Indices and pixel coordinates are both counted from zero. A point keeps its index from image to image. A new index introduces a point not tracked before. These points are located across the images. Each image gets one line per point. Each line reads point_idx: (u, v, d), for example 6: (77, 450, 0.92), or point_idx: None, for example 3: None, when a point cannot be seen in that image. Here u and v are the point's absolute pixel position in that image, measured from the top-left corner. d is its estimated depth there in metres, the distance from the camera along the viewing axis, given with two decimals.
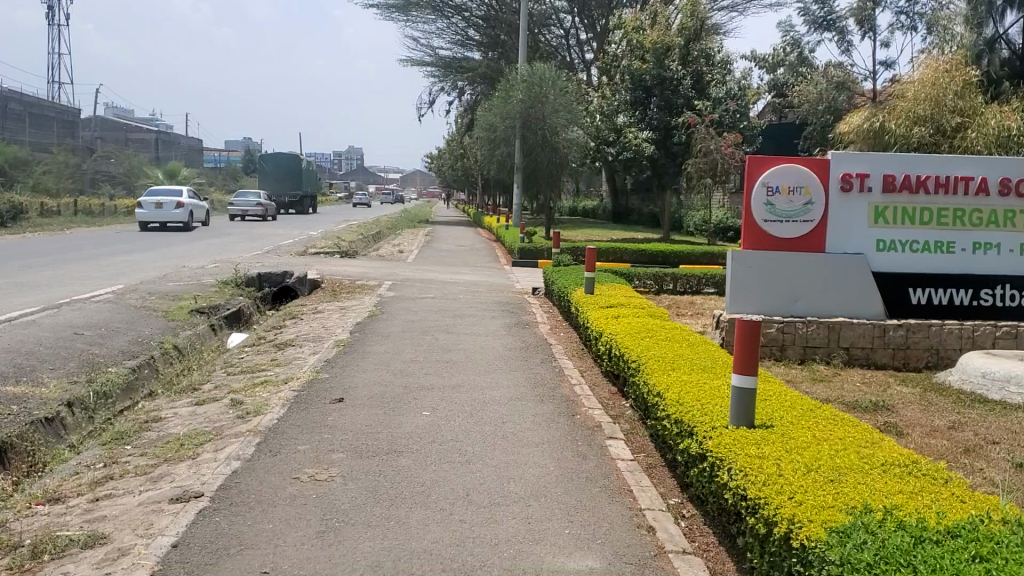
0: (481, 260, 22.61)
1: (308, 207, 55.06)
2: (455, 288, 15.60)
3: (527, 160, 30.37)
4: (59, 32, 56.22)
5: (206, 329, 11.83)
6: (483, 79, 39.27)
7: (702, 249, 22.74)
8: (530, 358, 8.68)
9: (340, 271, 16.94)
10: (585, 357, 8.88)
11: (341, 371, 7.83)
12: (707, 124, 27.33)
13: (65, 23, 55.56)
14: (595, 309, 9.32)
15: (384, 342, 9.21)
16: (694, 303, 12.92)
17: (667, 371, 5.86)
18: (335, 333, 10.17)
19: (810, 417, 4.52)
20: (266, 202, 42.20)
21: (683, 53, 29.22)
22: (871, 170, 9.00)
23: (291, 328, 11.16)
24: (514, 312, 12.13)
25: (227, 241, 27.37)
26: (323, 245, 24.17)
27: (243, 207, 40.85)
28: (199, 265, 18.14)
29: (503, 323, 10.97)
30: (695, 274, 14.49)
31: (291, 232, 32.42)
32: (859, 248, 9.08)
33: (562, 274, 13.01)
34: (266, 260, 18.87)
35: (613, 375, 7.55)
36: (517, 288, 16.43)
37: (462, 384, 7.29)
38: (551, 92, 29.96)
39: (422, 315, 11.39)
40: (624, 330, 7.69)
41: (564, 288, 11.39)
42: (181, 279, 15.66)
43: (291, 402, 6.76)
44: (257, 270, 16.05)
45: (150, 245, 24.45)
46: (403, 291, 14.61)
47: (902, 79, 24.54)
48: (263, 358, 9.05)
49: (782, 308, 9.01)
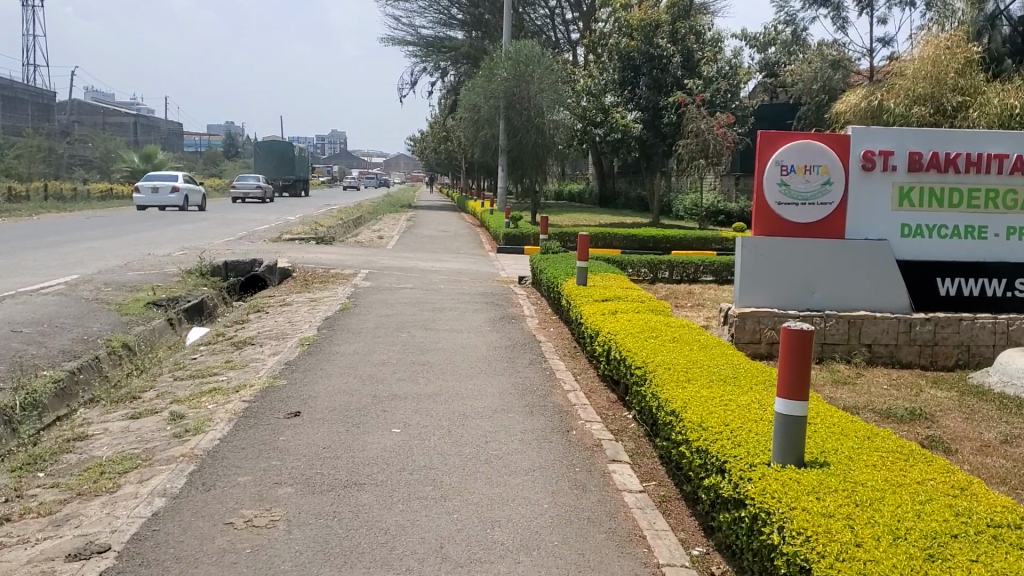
0: (465, 246, 21.65)
1: (301, 190, 54.25)
2: (437, 277, 14.66)
3: (512, 143, 28.86)
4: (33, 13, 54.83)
5: (164, 324, 10.85)
6: (466, 59, 38.26)
7: (693, 234, 21.86)
8: (517, 359, 7.75)
9: (314, 259, 15.96)
10: (578, 357, 7.95)
11: (303, 376, 6.89)
12: (697, 104, 26.41)
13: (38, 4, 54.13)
14: (591, 303, 8.40)
15: (354, 341, 8.25)
16: (693, 292, 12.00)
17: (681, 382, 4.93)
18: (301, 329, 9.19)
19: (870, 450, 3.58)
20: (265, 183, 43.10)
21: (672, 30, 28.23)
22: (895, 146, 8.05)
23: (254, 323, 10.18)
24: (499, 304, 11.18)
25: (199, 227, 26.24)
26: (298, 230, 23.15)
27: (242, 189, 41.36)
28: (165, 252, 17.16)
29: (487, 317, 10.01)
30: (692, 261, 13.58)
31: (267, 217, 31.32)
32: (881, 234, 8.16)
33: (550, 262, 12.08)
34: (236, 248, 17.84)
35: (612, 381, 6.62)
36: (503, 276, 15.49)
37: (439, 392, 6.35)
38: (536, 71, 28.38)
39: (399, 308, 10.43)
40: (625, 329, 6.77)
41: (555, 278, 10.44)
42: (142, 268, 14.64)
43: (238, 417, 5.80)
44: (224, 258, 15.04)
45: (117, 231, 23.33)
46: (380, 281, 13.64)
47: (900, 57, 23.61)
48: (218, 359, 8.09)
49: (797, 301, 8.11)
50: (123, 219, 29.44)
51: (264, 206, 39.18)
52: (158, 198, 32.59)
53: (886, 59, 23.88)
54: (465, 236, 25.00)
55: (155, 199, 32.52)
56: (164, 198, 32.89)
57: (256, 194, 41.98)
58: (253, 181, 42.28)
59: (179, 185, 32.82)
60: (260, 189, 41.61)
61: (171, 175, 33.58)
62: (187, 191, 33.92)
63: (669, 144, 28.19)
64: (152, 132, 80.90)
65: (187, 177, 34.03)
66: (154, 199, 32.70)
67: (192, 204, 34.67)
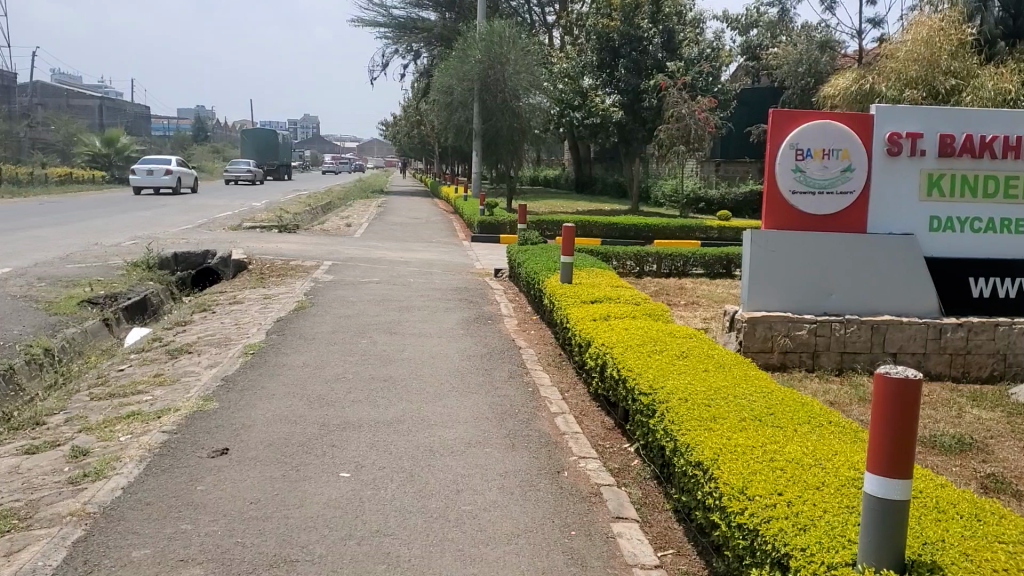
0: (437, 235, 20.52)
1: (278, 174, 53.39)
2: (406, 270, 13.57)
3: (487, 126, 27.50)
4: None
5: (97, 326, 9.64)
6: (439, 41, 37.05)
7: (676, 223, 20.91)
8: (495, 371, 6.69)
9: (273, 250, 14.78)
10: (564, 370, 6.91)
11: (241, 397, 5.80)
12: (679, 87, 25.42)
13: None
14: (578, 306, 7.31)
15: (306, 350, 7.14)
16: (685, 288, 11.01)
17: (704, 420, 3.89)
18: (248, 334, 8.06)
19: (988, 544, 2.59)
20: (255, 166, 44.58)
21: (654, 10, 27.31)
22: (924, 128, 7.04)
23: (197, 325, 9.04)
24: (474, 302, 10.10)
25: (157, 213, 24.88)
26: (262, 217, 21.93)
27: (234, 171, 42.72)
28: (114, 242, 15.89)
29: (459, 318, 8.93)
30: (680, 253, 12.59)
31: (231, 203, 30.03)
32: (907, 227, 7.18)
33: (529, 255, 11.05)
34: (191, 237, 16.62)
35: (608, 403, 5.59)
36: (477, 269, 14.42)
37: (402, 419, 5.29)
38: (512, 52, 26.86)
39: (360, 306, 9.33)
40: (622, 337, 5.74)
41: (536, 273, 9.37)
42: (85, 260, 13.40)
43: (151, 456, 4.71)
44: (173, 249, 13.84)
45: (67, 219, 21.93)
46: (344, 274, 12.52)
47: (891, 39, 22.60)
48: (146, 373, 6.95)
49: (812, 304, 7.14)
50: (78, 205, 27.91)
51: (230, 192, 37.84)
52: (151, 181, 31.35)
53: (875, 41, 22.96)
54: (439, 224, 23.84)
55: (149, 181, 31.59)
56: (157, 181, 31.84)
57: (247, 177, 43.97)
58: (245, 165, 44.10)
59: (174, 167, 31.67)
60: (250, 172, 43.46)
61: (165, 158, 32.68)
62: (181, 173, 33.10)
63: (650, 127, 27.31)
64: (118, 115, 78.65)
65: (180, 160, 33.19)
66: (149, 182, 31.59)
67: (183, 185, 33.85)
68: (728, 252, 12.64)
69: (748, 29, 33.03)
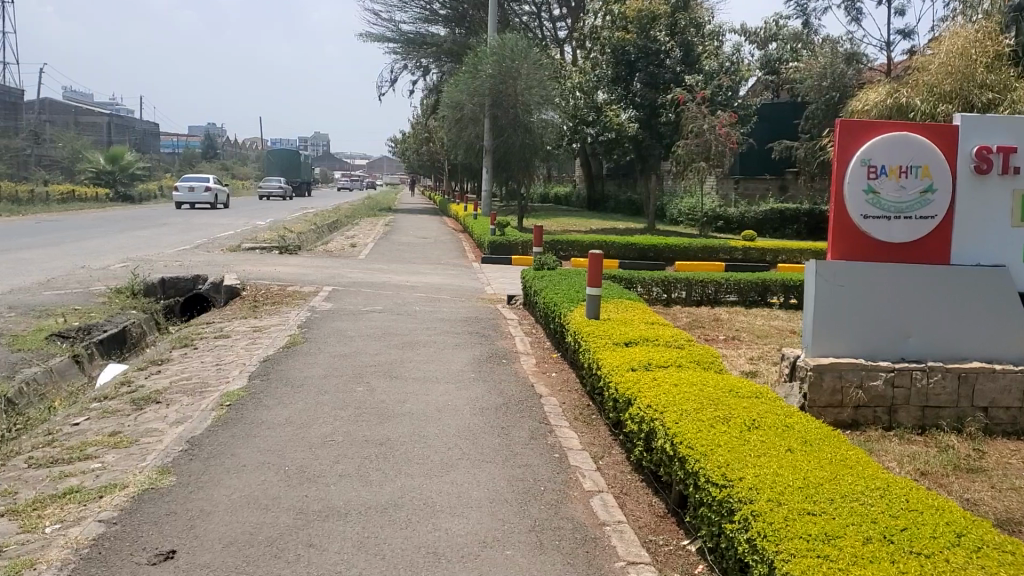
0: (445, 255, 19.49)
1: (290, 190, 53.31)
2: (411, 296, 12.56)
3: (498, 143, 26.56)
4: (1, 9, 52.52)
5: (68, 363, 8.63)
6: (448, 57, 36.20)
7: (698, 242, 19.87)
8: (514, 428, 5.63)
9: (269, 273, 13.80)
10: (596, 426, 5.84)
11: (205, 469, 4.74)
12: (698, 102, 24.52)
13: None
14: (607, 348, 6.18)
15: (293, 401, 6.10)
16: (720, 321, 9.92)
17: (814, 538, 2.83)
18: (227, 379, 7.01)
19: None
20: (285, 184, 49.07)
21: (670, 22, 26.27)
22: (1018, 141, 5.98)
23: (175, 364, 8.00)
24: (485, 336, 9.04)
25: (156, 233, 24.03)
26: (263, 237, 21.04)
27: (266, 188, 47.17)
28: (103, 265, 14.98)
29: (470, 357, 7.86)
30: (712, 279, 11.51)
31: (235, 222, 29.23)
32: (997, 258, 6.11)
33: (548, 281, 10.05)
34: (187, 260, 15.70)
35: (657, 481, 4.53)
36: (488, 294, 13.41)
37: (400, 503, 4.23)
38: (523, 66, 25.78)
39: (358, 342, 8.27)
40: (671, 396, 4.68)
41: (557, 304, 8.30)
42: (68, 286, 12.46)
43: (77, 560, 3.63)
44: (161, 274, 12.89)
45: (60, 239, 21.11)
46: (344, 302, 11.49)
47: (922, 51, 21.58)
48: (102, 429, 5.89)
49: (886, 348, 6.06)
50: (75, 223, 27.04)
51: (237, 210, 37.08)
52: (193, 197, 35.09)
53: (906, 53, 21.94)
54: (448, 244, 22.84)
55: (191, 198, 35.42)
56: (198, 197, 35.68)
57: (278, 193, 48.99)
58: (276, 182, 49.43)
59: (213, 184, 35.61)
60: (280, 189, 47.91)
61: (205, 176, 36.56)
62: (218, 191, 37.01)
63: (667, 144, 26.27)
64: (128, 132, 78.07)
65: (217, 179, 37.08)
66: (191, 197, 35.29)
67: (220, 200, 37.86)
68: (764, 277, 11.55)
69: (768, 43, 32.45)
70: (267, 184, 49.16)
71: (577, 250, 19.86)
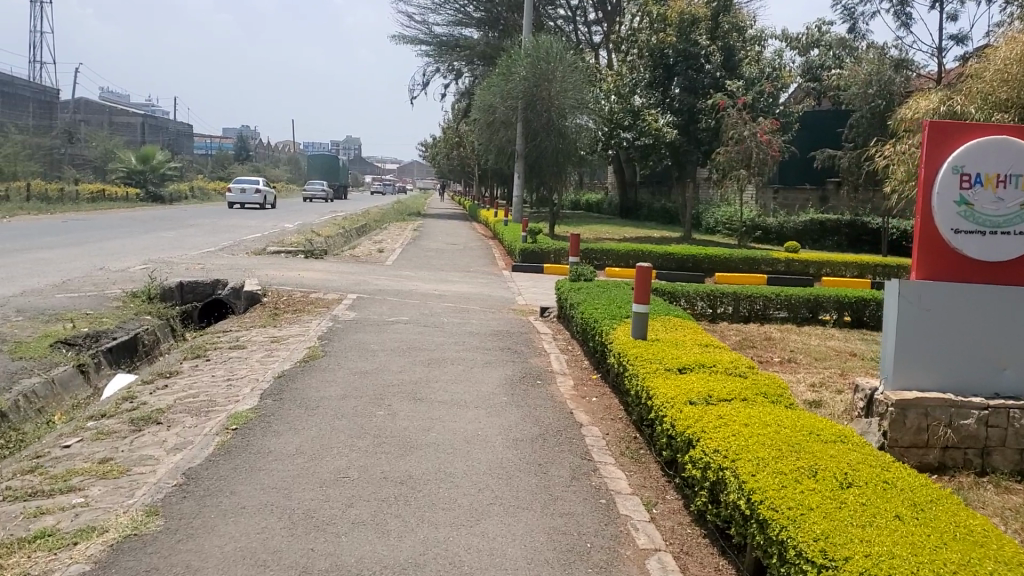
0: (475, 262, 18.85)
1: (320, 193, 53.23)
2: (439, 306, 11.95)
3: (530, 147, 25.84)
4: (41, 9, 52.90)
5: (73, 373, 8.09)
6: (481, 60, 35.66)
7: (737, 253, 19.15)
8: (555, 465, 4.95)
9: (291, 278, 13.23)
10: (646, 464, 5.16)
11: (198, 512, 4.10)
12: (739, 108, 23.79)
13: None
14: (658, 375, 5.50)
15: (306, 426, 5.47)
16: (771, 341, 9.20)
17: None
18: (236, 398, 6.38)
19: None
20: (327, 188, 52.56)
21: (711, 26, 25.77)
22: None
23: (184, 378, 7.41)
24: (518, 352, 8.37)
25: (182, 234, 23.66)
26: (290, 240, 20.52)
27: (311, 191, 50.61)
28: (123, 267, 14.54)
29: (502, 377, 7.20)
30: (760, 294, 10.79)
31: (262, 224, 28.89)
32: None
33: (586, 293, 9.41)
34: (209, 263, 15.24)
35: (727, 542, 3.84)
36: (519, 305, 12.79)
37: (423, 563, 3.57)
38: (558, 69, 25.06)
39: (382, 358, 7.63)
40: (743, 440, 4.00)
41: (598, 319, 7.63)
42: (82, 288, 11.98)
43: None
44: (179, 278, 12.38)
45: (84, 238, 20.81)
46: (368, 311, 10.90)
47: (976, 57, 20.62)
48: (93, 455, 5.27)
49: (978, 382, 5.30)
50: (101, 223, 26.76)
51: (267, 212, 36.82)
52: (245, 198, 38.17)
53: (958, 60, 20.98)
54: (478, 251, 22.20)
55: (243, 198, 38.55)
56: (249, 198, 38.75)
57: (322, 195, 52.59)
58: (319, 187, 53.14)
59: (264, 186, 38.76)
60: (322, 191, 51.34)
61: (255, 179, 39.58)
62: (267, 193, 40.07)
63: (706, 149, 25.77)
64: (161, 132, 78.35)
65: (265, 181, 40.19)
66: (244, 198, 38.48)
67: (268, 202, 40.95)
68: (816, 293, 10.82)
69: (809, 49, 31.67)
70: (311, 187, 52.86)
71: (612, 259, 19.15)
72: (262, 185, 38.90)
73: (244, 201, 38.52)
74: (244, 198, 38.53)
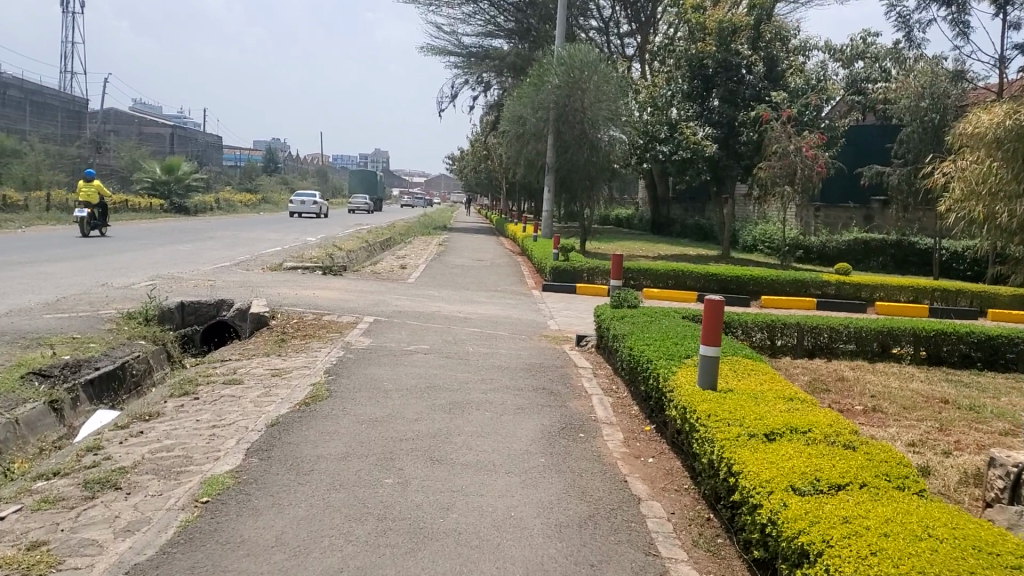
0: (503, 281, 17.73)
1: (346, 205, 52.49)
2: (464, 332, 10.82)
3: (561, 160, 24.72)
4: (73, 20, 52.70)
5: (44, 410, 7.00)
6: (511, 72, 34.67)
7: (785, 275, 17.93)
8: (614, 566, 3.78)
9: (304, 299, 12.17)
10: (729, 560, 3.99)
11: None
12: (783, 121, 22.59)
13: (75, 9, 51.72)
14: (742, 445, 4.34)
15: (296, 501, 4.34)
16: (846, 383, 8.00)
17: None
18: (216, 455, 5.27)
19: None
20: (370, 202, 57.88)
21: (753, 35, 24.49)
22: None
23: (163, 424, 6.26)
24: (555, 394, 7.22)
25: (198, 246, 22.80)
26: (309, 255, 19.57)
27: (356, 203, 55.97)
28: (127, 283, 13.56)
29: (540, 427, 6.06)
30: (824, 325, 9.57)
31: (284, 237, 28.07)
32: None
33: (632, 323, 8.24)
34: (219, 280, 14.23)
35: None
36: (551, 331, 11.66)
37: None
38: (593, 79, 23.89)
39: (397, 399, 6.52)
40: (893, 567, 2.81)
41: (652, 358, 6.46)
42: (76, 308, 10.95)
43: None
44: (180, 297, 11.31)
45: (96, 249, 19.97)
46: (387, 338, 9.78)
47: None
48: (25, 536, 4.15)
49: None
50: (119, 233, 26.05)
51: (291, 225, 36.16)
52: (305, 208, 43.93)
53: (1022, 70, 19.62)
54: (505, 268, 21.11)
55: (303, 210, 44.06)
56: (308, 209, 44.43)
57: (364, 208, 57.74)
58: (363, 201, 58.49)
59: (321, 200, 44.82)
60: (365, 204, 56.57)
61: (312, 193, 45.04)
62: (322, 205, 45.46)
63: (745, 165, 24.41)
64: (191, 144, 78.22)
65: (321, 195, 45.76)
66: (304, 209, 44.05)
67: (322, 212, 46.89)
68: (889, 325, 9.59)
69: (853, 62, 30.48)
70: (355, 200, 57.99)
71: (649, 279, 17.97)
72: (318, 199, 45.25)
73: (303, 212, 44.75)
74: (304, 210, 44.65)
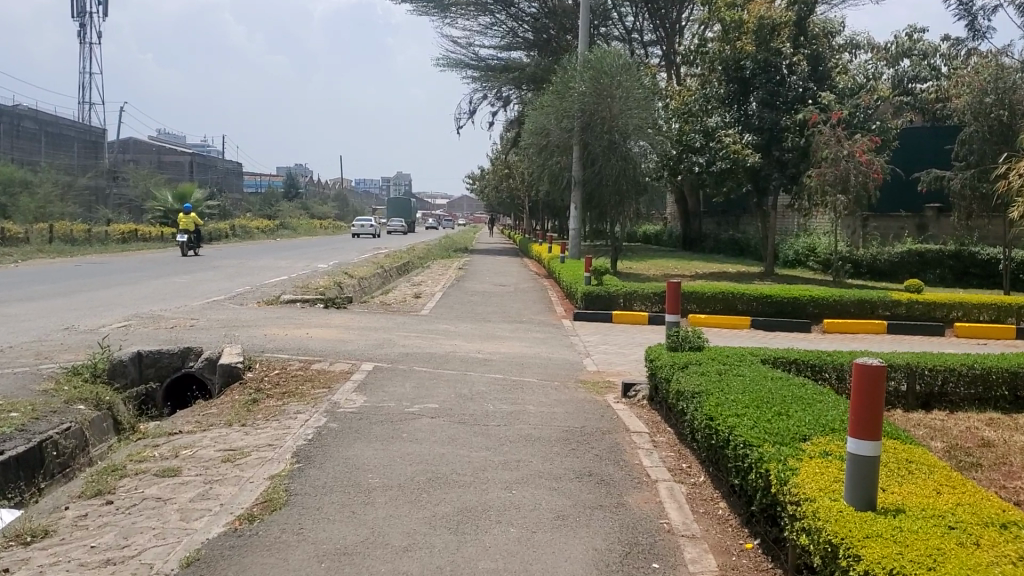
0: (529, 310, 15.75)
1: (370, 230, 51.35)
2: (483, 379, 8.82)
3: (588, 174, 22.74)
4: (87, 50, 51.55)
5: None
6: (531, 84, 32.74)
7: (849, 294, 15.81)
8: None
9: (294, 343, 10.18)
10: None
11: None
12: (833, 124, 20.51)
13: (93, 42, 50.69)
14: None
15: None
16: (998, 453, 5.90)
17: None
18: None
19: None
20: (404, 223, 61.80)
21: (796, 33, 22.54)
22: None
23: (39, 558, 4.24)
24: (608, 483, 5.20)
25: (197, 277, 21.01)
26: (314, 285, 17.66)
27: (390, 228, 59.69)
28: (94, 326, 11.66)
29: (592, 555, 4.03)
30: (943, 367, 7.45)
31: (294, 265, 26.20)
32: None
33: (702, 376, 6.21)
34: (202, 319, 12.30)
35: None
36: (590, 374, 9.62)
37: None
38: (623, 83, 21.81)
39: (382, 507, 4.51)
40: None
41: (756, 440, 4.40)
42: (13, 362, 9.00)
43: None
44: (140, 347, 9.32)
45: (79, 285, 18.14)
46: (387, 393, 7.78)
47: None
48: None
49: None
50: (119, 265, 24.37)
51: (304, 251, 34.42)
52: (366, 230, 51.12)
53: None
54: (532, 294, 19.12)
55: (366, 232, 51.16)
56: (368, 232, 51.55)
57: (399, 230, 62.07)
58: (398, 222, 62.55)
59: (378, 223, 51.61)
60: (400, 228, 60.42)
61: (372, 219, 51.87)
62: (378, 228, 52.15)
63: (791, 173, 22.28)
64: (212, 171, 77.40)
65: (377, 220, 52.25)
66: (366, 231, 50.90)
67: (376, 233, 52.85)
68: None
69: (899, 60, 28.50)
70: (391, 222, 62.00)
71: (695, 302, 15.94)
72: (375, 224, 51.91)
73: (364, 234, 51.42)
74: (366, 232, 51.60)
